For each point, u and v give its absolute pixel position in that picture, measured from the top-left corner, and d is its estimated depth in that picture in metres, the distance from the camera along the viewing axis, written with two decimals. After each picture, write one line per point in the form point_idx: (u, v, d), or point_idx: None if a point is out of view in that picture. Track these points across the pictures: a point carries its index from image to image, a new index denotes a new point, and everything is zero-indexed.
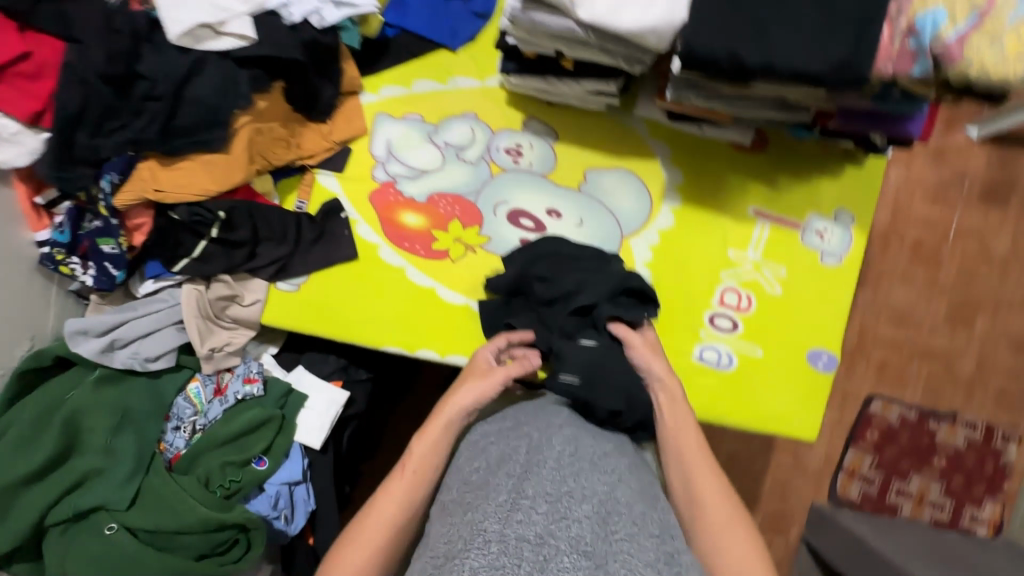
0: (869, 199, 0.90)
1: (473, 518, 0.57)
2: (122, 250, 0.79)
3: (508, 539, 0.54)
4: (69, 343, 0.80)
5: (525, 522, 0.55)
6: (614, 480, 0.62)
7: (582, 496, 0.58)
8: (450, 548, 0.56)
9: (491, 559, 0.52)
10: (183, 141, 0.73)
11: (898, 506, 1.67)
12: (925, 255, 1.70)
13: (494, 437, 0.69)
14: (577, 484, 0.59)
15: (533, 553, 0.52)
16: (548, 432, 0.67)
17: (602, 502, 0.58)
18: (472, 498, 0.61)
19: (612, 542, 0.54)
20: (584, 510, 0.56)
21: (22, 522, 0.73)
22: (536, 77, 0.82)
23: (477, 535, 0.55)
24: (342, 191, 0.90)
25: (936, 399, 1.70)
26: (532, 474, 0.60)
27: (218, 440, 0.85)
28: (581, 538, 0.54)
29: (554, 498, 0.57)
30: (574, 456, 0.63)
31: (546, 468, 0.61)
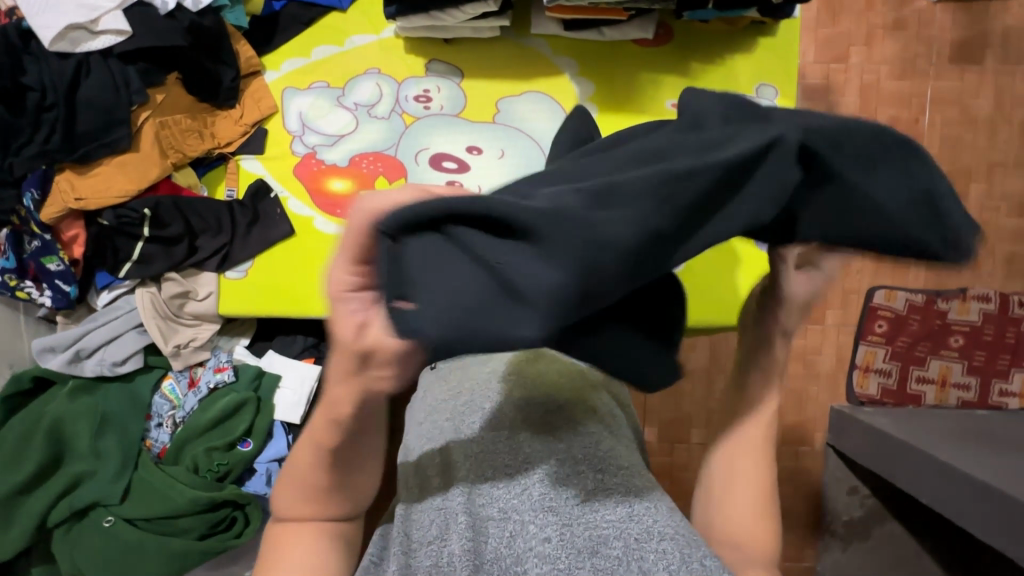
0: (786, 69, 0.88)
1: (444, 506, 0.59)
2: (67, 264, 0.83)
3: (475, 519, 0.56)
4: (38, 360, 0.85)
5: (489, 501, 0.57)
6: (572, 433, 0.62)
7: (540, 458, 0.59)
8: (423, 535, 0.58)
9: (464, 543, 0.55)
10: (92, 146, 0.78)
11: (921, 394, 1.60)
12: (904, 131, 1.61)
13: (447, 415, 0.69)
14: (534, 448, 0.60)
15: (499, 528, 0.55)
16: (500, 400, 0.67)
17: (560, 461, 0.58)
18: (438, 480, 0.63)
19: (575, 501, 0.56)
20: (543, 474, 0.58)
21: (26, 524, 0.79)
22: (422, 15, 0.82)
23: (448, 519, 0.57)
24: (268, 171, 0.91)
25: (943, 278, 1.63)
26: (489, 449, 0.61)
27: (199, 429, 0.89)
28: (544, 500, 0.56)
29: (512, 469, 0.58)
30: (530, 418, 0.63)
31: (500, 439, 0.62)
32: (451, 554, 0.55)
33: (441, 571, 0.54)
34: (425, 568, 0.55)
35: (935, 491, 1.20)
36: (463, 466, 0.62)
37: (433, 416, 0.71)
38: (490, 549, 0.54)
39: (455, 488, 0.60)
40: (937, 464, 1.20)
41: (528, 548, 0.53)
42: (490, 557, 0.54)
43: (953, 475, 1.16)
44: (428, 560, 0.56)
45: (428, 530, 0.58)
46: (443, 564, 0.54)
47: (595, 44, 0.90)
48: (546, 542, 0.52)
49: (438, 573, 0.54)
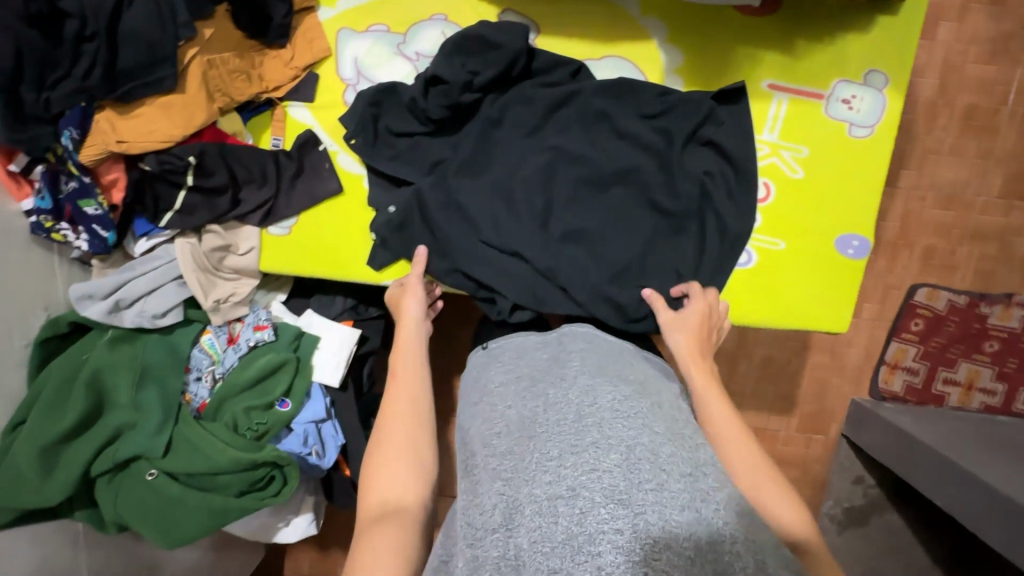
0: (901, 58, 0.79)
1: (503, 487, 0.51)
2: (106, 209, 0.78)
3: (543, 502, 0.48)
4: (77, 307, 0.82)
5: (555, 479, 0.49)
6: (644, 425, 0.53)
7: (609, 444, 0.51)
8: (485, 519, 0.51)
9: (533, 532, 0.47)
10: (135, 84, 0.72)
11: (943, 394, 1.50)
12: (980, 122, 1.44)
13: (509, 398, 0.61)
14: (602, 433, 0.52)
15: (569, 509, 0.47)
16: (563, 385, 0.59)
17: (631, 447, 0.51)
18: (499, 463, 0.54)
19: (647, 487, 0.48)
20: (613, 459, 0.49)
21: (69, 475, 0.78)
22: None
23: (511, 501, 0.50)
24: (317, 122, 0.84)
25: (987, 281, 1.50)
26: (554, 429, 0.54)
27: (239, 386, 0.87)
28: (614, 486, 0.48)
29: (581, 450, 0.50)
30: (594, 406, 0.55)
31: (566, 422, 0.54)
32: (519, 543, 0.47)
33: (510, 563, 0.47)
34: (493, 558, 0.48)
35: (952, 498, 1.16)
36: (527, 448, 0.53)
37: (491, 397, 0.63)
38: (560, 530, 0.46)
39: (517, 471, 0.52)
40: (958, 472, 1.15)
41: (600, 531, 0.45)
42: (560, 540, 0.46)
43: (975, 486, 1.11)
44: (495, 550, 0.48)
45: (492, 514, 0.50)
46: (514, 556, 0.47)
47: (690, 10, 0.80)
48: (619, 533, 0.45)
49: (509, 565, 0.47)
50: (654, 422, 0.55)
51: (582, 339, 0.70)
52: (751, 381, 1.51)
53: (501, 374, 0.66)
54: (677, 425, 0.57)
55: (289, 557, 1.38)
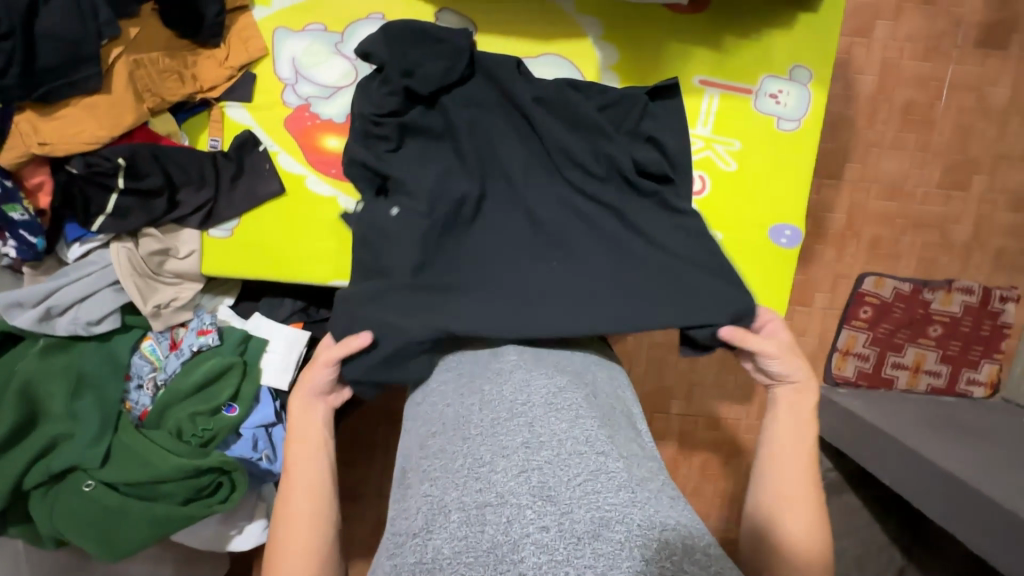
0: (824, 53, 0.83)
1: (433, 495, 0.51)
2: (32, 214, 0.76)
3: (470, 507, 0.49)
4: (5, 316, 0.79)
5: (485, 485, 0.50)
6: (575, 417, 0.54)
7: (539, 442, 0.52)
8: (410, 525, 0.51)
9: (456, 540, 0.47)
10: (56, 84, 0.71)
11: (892, 378, 1.55)
12: (917, 117, 1.50)
13: (448, 398, 0.60)
14: (534, 433, 0.53)
15: (496, 516, 0.47)
16: (500, 382, 0.59)
17: (561, 444, 0.52)
18: (429, 467, 0.55)
19: (576, 484, 0.49)
20: (543, 458, 0.51)
21: (0, 488, 0.76)
22: None
23: (438, 508, 0.50)
24: (256, 122, 0.84)
25: (930, 269, 1.56)
26: (487, 431, 0.54)
27: (182, 392, 0.85)
28: (543, 485, 0.49)
29: (510, 452, 0.51)
30: (526, 405, 0.55)
31: (500, 422, 0.55)
32: (440, 547, 0.47)
33: (427, 567, 0.47)
34: (410, 564, 0.48)
35: (900, 477, 1.20)
36: (459, 452, 0.53)
37: (429, 399, 0.63)
38: (486, 539, 0.46)
39: (448, 477, 0.52)
40: (906, 451, 1.19)
41: (525, 534, 0.45)
42: (484, 549, 0.46)
43: (920, 464, 1.15)
44: (412, 556, 0.48)
45: (415, 519, 0.51)
46: (430, 560, 0.47)
47: (623, 8, 0.82)
48: (545, 532, 0.45)
49: (425, 571, 0.47)
50: (588, 413, 0.55)
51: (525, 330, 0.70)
52: None
53: (443, 374, 0.65)
54: (615, 415, 0.59)
55: (252, 566, 1.35)
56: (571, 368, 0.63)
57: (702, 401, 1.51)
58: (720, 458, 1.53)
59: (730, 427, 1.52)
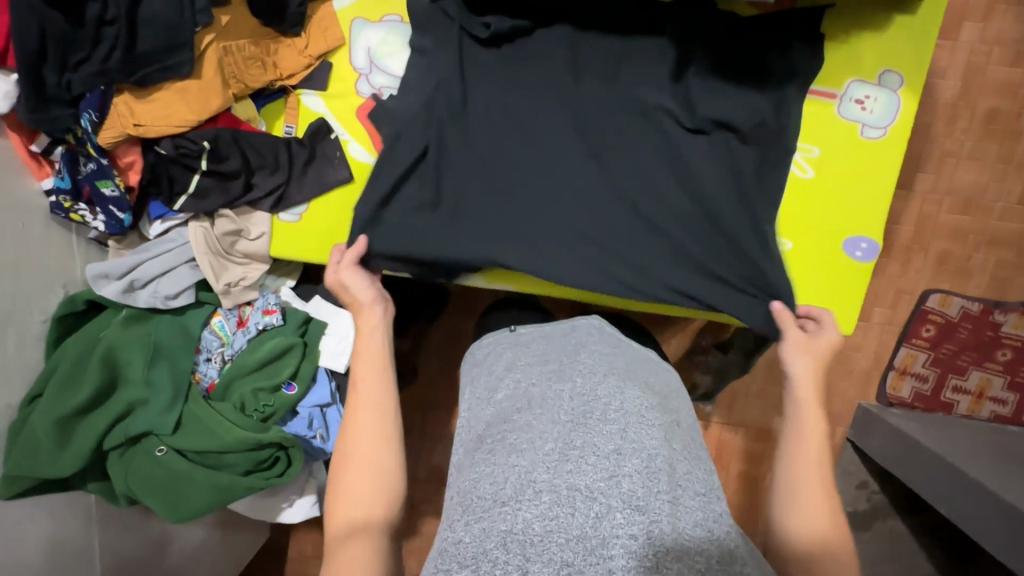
0: (918, 58, 0.79)
1: (520, 465, 0.52)
2: (122, 191, 0.80)
3: (560, 489, 0.49)
4: (92, 286, 0.84)
5: (576, 472, 0.50)
6: (666, 438, 0.55)
7: (632, 448, 0.52)
8: (497, 492, 0.51)
9: (546, 519, 0.47)
10: (153, 69, 0.74)
11: (953, 402, 1.42)
12: (1002, 126, 1.38)
13: (535, 381, 0.61)
14: (627, 438, 0.53)
15: (586, 504, 0.48)
16: (593, 380, 0.59)
17: (653, 457, 0.52)
18: (516, 440, 0.55)
19: (664, 500, 0.49)
20: (633, 465, 0.51)
21: (83, 448, 0.81)
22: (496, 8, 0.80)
23: (527, 480, 0.50)
24: (329, 110, 0.86)
25: (1004, 289, 1.42)
26: (579, 419, 0.55)
27: (247, 367, 0.88)
28: (633, 492, 0.49)
29: (602, 451, 0.52)
30: (621, 410, 0.56)
31: (592, 420, 0.55)
32: (529, 522, 0.48)
33: (517, 538, 0.47)
34: (499, 533, 0.48)
35: (956, 507, 1.09)
36: (549, 433, 0.54)
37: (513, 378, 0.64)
38: (575, 523, 0.47)
39: (538, 453, 0.52)
40: (961, 478, 1.09)
41: (614, 533, 0.47)
42: (575, 533, 0.46)
43: (980, 495, 1.04)
44: (501, 524, 0.48)
45: (504, 488, 0.51)
46: (520, 532, 0.47)
47: None
48: (633, 537, 0.47)
49: (515, 542, 0.47)
50: (675, 439, 0.56)
51: (608, 341, 0.69)
52: (757, 385, 1.46)
53: (528, 358, 0.66)
54: (697, 448, 0.59)
55: (293, 536, 1.40)
56: (656, 389, 0.63)
57: (745, 411, 1.48)
58: (759, 470, 1.48)
59: (774, 440, 1.48)
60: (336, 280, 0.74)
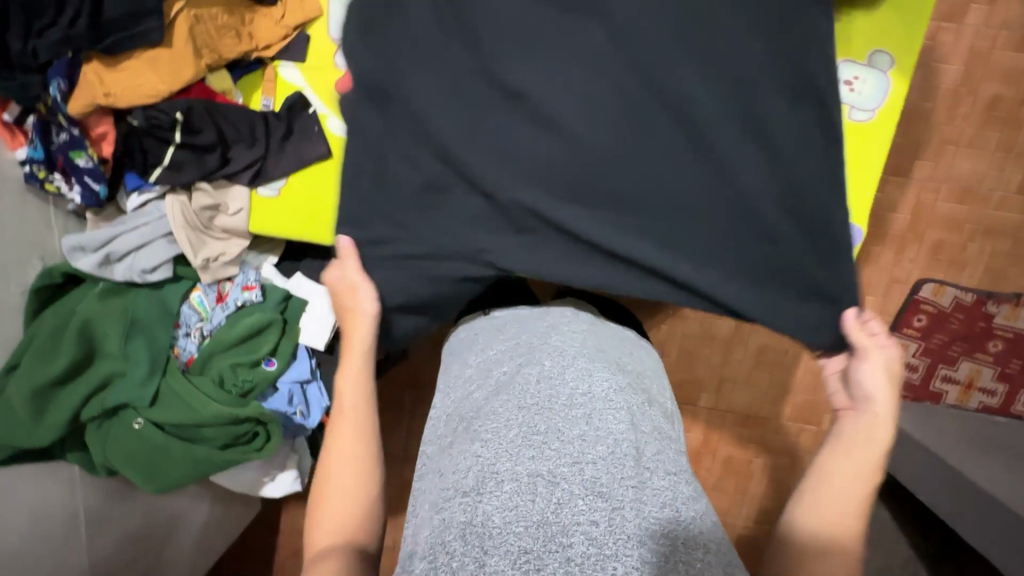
0: (911, 37, 0.77)
1: (482, 454, 0.51)
2: (96, 162, 0.79)
3: (521, 478, 0.48)
4: (70, 258, 0.85)
5: (538, 460, 0.49)
6: (633, 419, 0.54)
7: (596, 435, 0.51)
8: (458, 481, 0.51)
9: (506, 509, 0.47)
10: (120, 36, 0.72)
11: (940, 392, 1.42)
12: (1005, 113, 1.34)
13: (504, 366, 0.61)
14: (591, 425, 0.52)
15: (547, 494, 0.47)
16: (561, 362, 0.58)
17: (617, 442, 0.51)
18: (481, 426, 0.54)
19: (628, 485, 0.48)
20: (598, 452, 0.50)
21: (61, 417, 0.81)
22: None
23: (490, 469, 0.50)
24: (307, 84, 0.84)
25: (998, 280, 1.40)
26: (545, 405, 0.54)
27: (226, 343, 0.88)
28: (596, 478, 0.48)
29: (566, 438, 0.51)
30: (588, 393, 0.55)
31: (557, 406, 0.54)
32: (489, 513, 0.47)
33: (476, 530, 0.47)
34: (458, 523, 0.48)
35: (935, 495, 1.10)
36: (514, 419, 0.53)
37: (485, 365, 0.63)
38: (535, 512, 0.46)
39: (501, 442, 0.51)
40: (942, 466, 1.09)
41: (574, 522, 0.45)
42: (535, 522, 0.46)
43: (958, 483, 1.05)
44: (461, 515, 0.48)
45: (465, 478, 0.50)
46: (480, 524, 0.47)
47: None
48: (595, 525, 0.45)
49: (474, 534, 0.47)
50: (644, 419, 0.55)
51: (581, 323, 0.68)
52: (744, 371, 1.46)
53: (500, 342, 0.66)
54: (667, 431, 0.57)
55: (283, 510, 1.43)
56: (630, 370, 0.63)
57: (733, 398, 1.48)
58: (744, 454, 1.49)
59: (760, 425, 1.48)
60: (351, 327, 0.69)
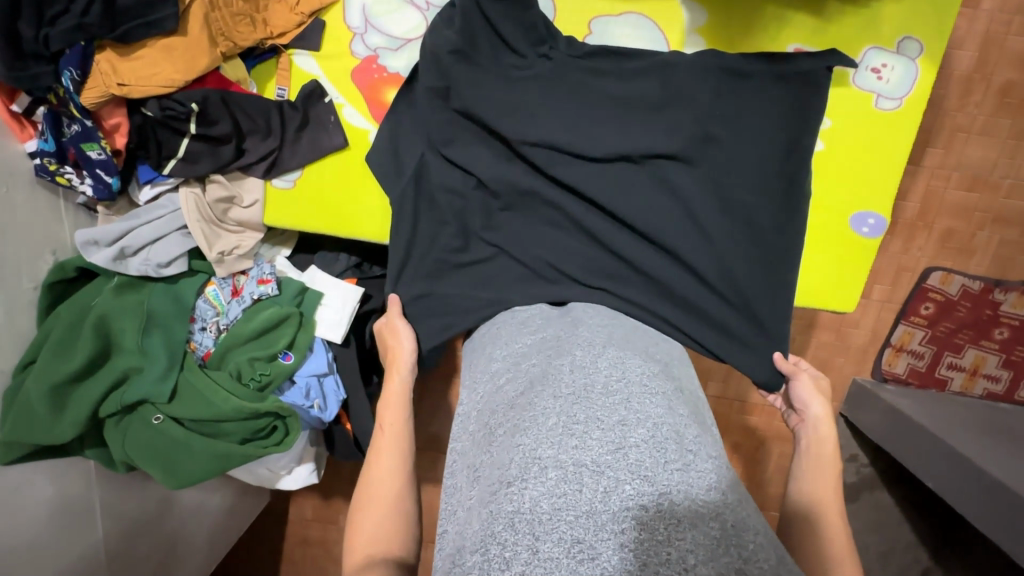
0: (938, 25, 0.76)
1: (524, 444, 0.51)
2: (109, 155, 0.77)
3: (566, 466, 0.47)
4: (82, 253, 0.82)
5: (581, 447, 0.48)
6: (669, 405, 0.54)
7: (637, 420, 0.51)
8: (501, 472, 0.50)
9: (554, 496, 0.46)
10: (135, 24, 0.71)
11: (947, 379, 1.42)
12: (1018, 100, 1.33)
13: (534, 359, 0.60)
14: (631, 410, 0.52)
15: (594, 480, 0.46)
16: (592, 353, 0.58)
17: (657, 426, 0.50)
18: (519, 419, 0.54)
19: (673, 468, 0.47)
20: (639, 436, 0.49)
21: (80, 414, 0.80)
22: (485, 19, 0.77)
23: (533, 459, 0.49)
24: (322, 72, 0.83)
25: (1006, 268, 1.40)
26: (582, 394, 0.53)
27: (242, 337, 0.87)
28: (641, 461, 0.47)
29: (607, 425, 0.50)
30: (623, 381, 0.55)
31: (594, 394, 0.53)
32: (536, 501, 0.46)
33: (524, 519, 0.45)
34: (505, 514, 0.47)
35: (943, 480, 1.11)
36: (552, 409, 0.52)
37: (512, 359, 0.63)
38: (583, 500, 0.45)
39: (542, 431, 0.51)
40: (950, 453, 1.10)
41: (624, 507, 0.44)
42: (584, 510, 0.45)
43: (966, 469, 1.06)
44: (508, 505, 0.47)
45: (508, 468, 0.49)
46: (528, 512, 0.46)
47: None
48: (645, 507, 0.44)
49: (523, 522, 0.45)
50: (679, 407, 0.55)
51: (603, 315, 0.68)
52: None
53: (526, 336, 0.65)
54: (700, 419, 0.57)
55: (294, 501, 1.43)
56: (661, 361, 0.63)
57: (741, 386, 1.48)
58: (751, 442, 1.50)
59: (767, 413, 1.49)
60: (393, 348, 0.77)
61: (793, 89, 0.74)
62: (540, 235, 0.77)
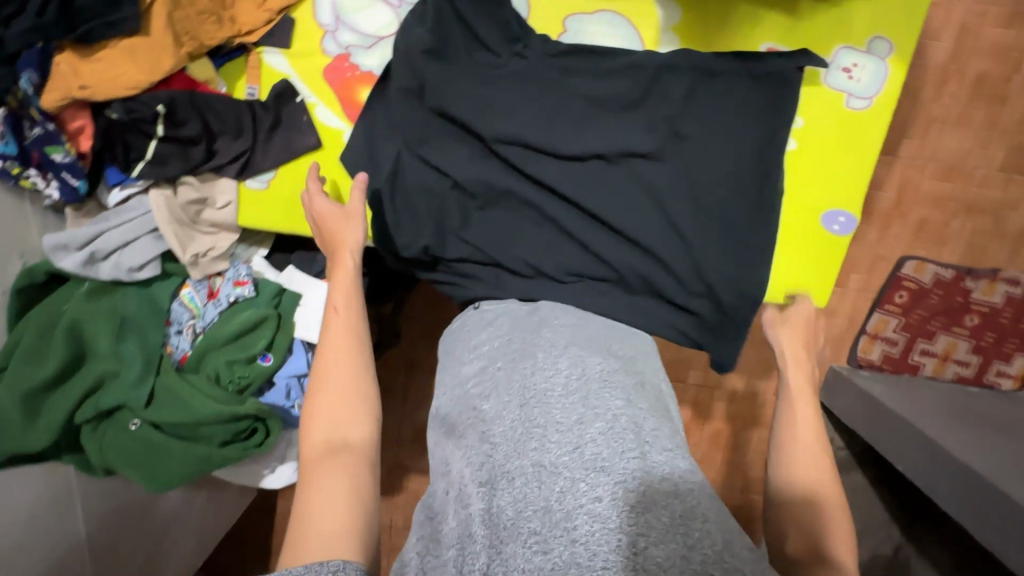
0: (908, 23, 0.76)
1: (489, 451, 0.53)
2: (74, 157, 0.76)
3: (526, 470, 0.49)
4: (51, 258, 0.80)
5: (539, 450, 0.50)
6: (627, 397, 0.55)
7: (594, 415, 0.52)
8: (472, 477, 0.52)
9: (516, 500, 0.48)
10: (96, 24, 0.69)
11: (919, 364, 1.46)
12: (991, 91, 1.35)
13: (500, 361, 0.61)
14: (588, 407, 0.53)
15: (551, 481, 0.48)
16: (553, 353, 0.59)
17: (614, 419, 0.52)
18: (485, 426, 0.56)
19: (628, 458, 0.48)
20: (596, 431, 0.51)
21: (54, 421, 0.80)
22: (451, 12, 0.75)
23: (498, 467, 0.51)
24: (293, 70, 0.81)
25: (978, 256, 1.43)
26: (541, 396, 0.54)
27: (220, 340, 0.87)
28: (596, 456, 0.49)
29: (564, 425, 0.51)
30: (582, 377, 0.56)
31: (553, 394, 0.54)
32: (502, 507, 0.48)
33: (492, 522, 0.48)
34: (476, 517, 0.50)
35: (913, 464, 1.14)
36: (515, 414, 0.54)
37: (481, 360, 0.63)
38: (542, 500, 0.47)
39: (505, 437, 0.53)
40: (921, 438, 1.13)
41: (578, 504, 0.46)
42: (543, 509, 0.47)
43: (934, 453, 1.09)
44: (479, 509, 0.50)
45: (477, 474, 0.52)
46: (494, 517, 0.48)
47: None
48: (599, 501, 0.46)
49: (490, 525, 0.48)
50: (639, 398, 0.56)
51: (567, 316, 0.69)
52: None
53: (494, 335, 0.66)
54: (662, 407, 0.58)
55: (281, 496, 1.43)
56: (627, 356, 0.64)
57: (722, 375, 1.51)
58: (732, 429, 1.54)
59: (748, 401, 1.52)
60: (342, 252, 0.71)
61: (766, 88, 0.75)
62: (517, 236, 0.77)
